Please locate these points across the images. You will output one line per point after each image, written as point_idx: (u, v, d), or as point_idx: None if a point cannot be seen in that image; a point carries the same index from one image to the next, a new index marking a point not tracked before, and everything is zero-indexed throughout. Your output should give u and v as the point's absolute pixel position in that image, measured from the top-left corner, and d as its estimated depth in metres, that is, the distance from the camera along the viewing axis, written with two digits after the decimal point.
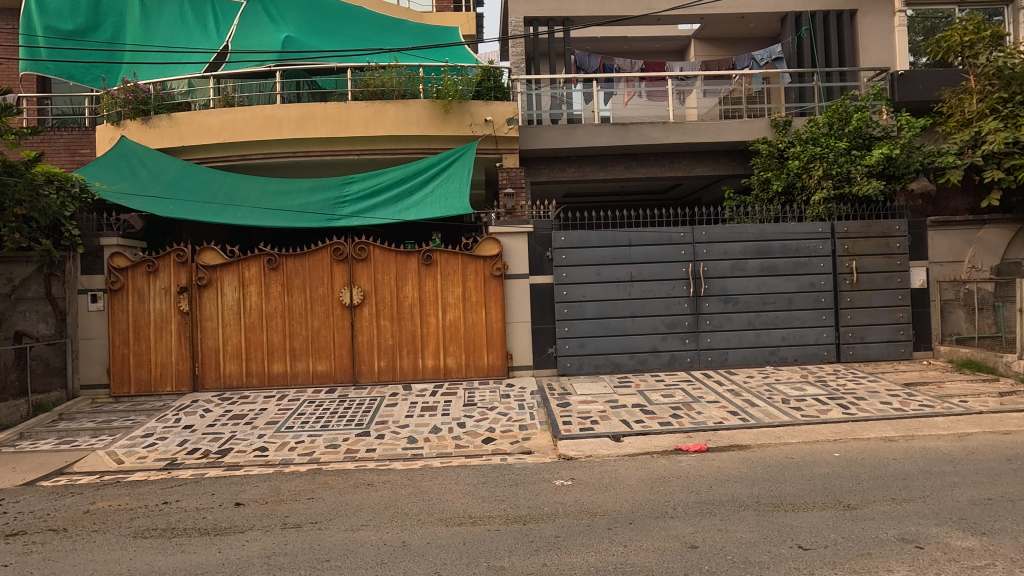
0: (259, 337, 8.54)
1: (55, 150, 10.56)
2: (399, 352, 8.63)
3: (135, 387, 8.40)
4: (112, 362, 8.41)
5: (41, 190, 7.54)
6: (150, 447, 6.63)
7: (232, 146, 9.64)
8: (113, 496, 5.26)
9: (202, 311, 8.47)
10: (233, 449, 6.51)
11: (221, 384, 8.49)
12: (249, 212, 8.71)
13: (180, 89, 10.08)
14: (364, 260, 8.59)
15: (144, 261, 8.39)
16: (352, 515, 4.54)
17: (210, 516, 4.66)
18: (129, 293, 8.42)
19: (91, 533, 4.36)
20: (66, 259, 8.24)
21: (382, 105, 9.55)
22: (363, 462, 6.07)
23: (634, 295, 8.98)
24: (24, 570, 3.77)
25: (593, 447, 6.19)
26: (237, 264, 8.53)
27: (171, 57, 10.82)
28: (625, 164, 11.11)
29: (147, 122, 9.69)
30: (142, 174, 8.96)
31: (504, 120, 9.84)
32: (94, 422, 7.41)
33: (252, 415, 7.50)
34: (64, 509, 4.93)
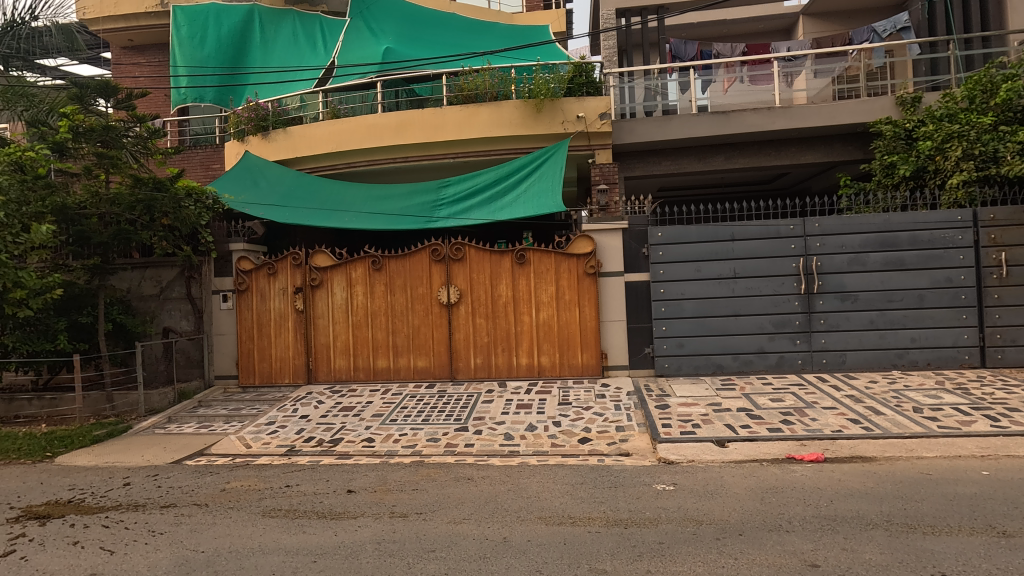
0: (364, 334, 9.07)
1: (192, 166, 11.86)
2: (494, 350, 8.79)
3: (259, 378, 9.24)
4: (240, 355, 9.30)
5: (182, 203, 8.41)
6: (273, 433, 7.28)
7: (338, 156, 10.30)
8: (244, 477, 5.82)
9: (315, 310, 9.15)
10: (343, 438, 6.97)
11: (332, 378, 9.11)
12: (354, 216, 9.22)
13: (293, 105, 10.83)
14: (460, 260, 8.84)
15: (266, 264, 9.21)
16: (454, 508, 4.69)
17: (327, 500, 5.02)
18: (253, 292, 9.28)
19: (228, 510, 4.85)
20: (202, 263, 9.20)
21: (475, 109, 9.77)
22: (462, 457, 6.25)
23: (738, 292, 8.49)
24: (176, 539, 4.26)
25: (696, 452, 5.92)
26: (345, 265, 9.11)
27: (286, 75, 11.74)
28: (726, 154, 10.53)
29: (266, 137, 10.64)
30: (262, 185, 9.84)
31: (597, 116, 9.71)
32: (226, 409, 8.25)
33: (360, 408, 7.98)
34: (205, 487, 5.53)
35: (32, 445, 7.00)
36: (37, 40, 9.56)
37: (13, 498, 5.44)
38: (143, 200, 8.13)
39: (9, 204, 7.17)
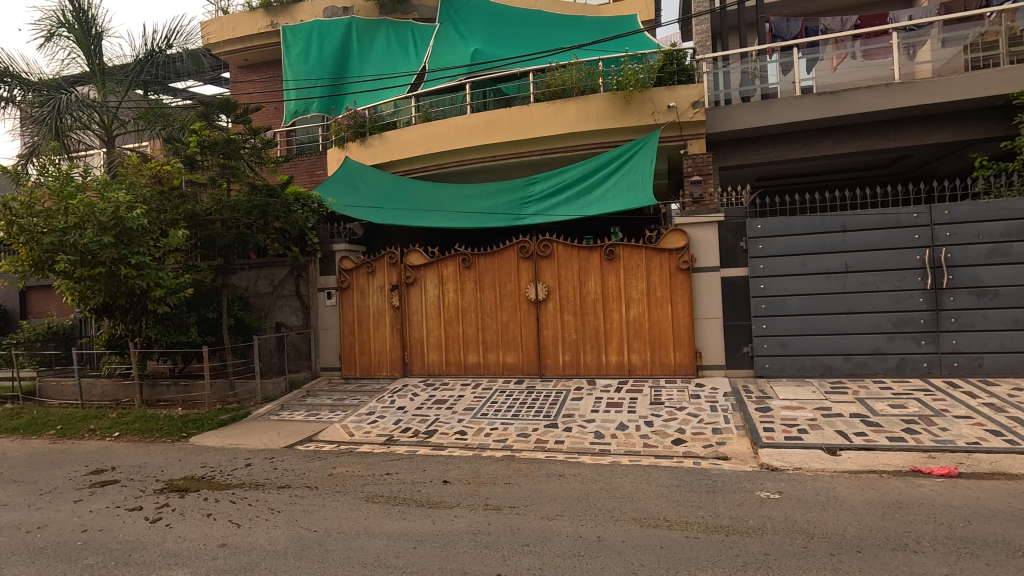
0: (456, 330, 9.34)
1: (299, 172, 12.81)
2: (583, 347, 8.71)
3: (360, 370, 9.80)
4: (342, 349, 9.91)
5: (292, 208, 9.19)
6: (373, 423, 7.70)
7: (429, 157, 10.66)
8: (348, 463, 6.20)
9: (409, 306, 9.56)
10: (438, 430, 7.23)
11: (426, 372, 9.47)
12: (445, 216, 9.51)
13: (388, 111, 11.49)
14: (548, 257, 8.84)
15: (365, 263, 9.74)
16: (547, 504, 4.71)
17: (424, 489, 5.23)
18: (354, 290, 9.86)
19: (336, 493, 5.20)
20: (309, 263, 9.91)
21: (563, 104, 9.72)
22: (553, 453, 6.26)
23: (850, 288, 7.82)
24: (291, 517, 4.63)
25: (803, 459, 5.52)
26: (437, 264, 9.43)
27: (382, 83, 12.35)
28: (835, 138, 9.71)
29: (364, 143, 11.24)
30: (361, 188, 10.41)
31: (689, 104, 9.31)
32: (331, 399, 8.84)
33: (452, 401, 8.24)
34: (315, 471, 5.96)
35: (171, 426, 7.91)
36: (171, 66, 10.69)
37: (158, 471, 6.18)
38: (258, 205, 8.87)
39: (151, 212, 8.31)
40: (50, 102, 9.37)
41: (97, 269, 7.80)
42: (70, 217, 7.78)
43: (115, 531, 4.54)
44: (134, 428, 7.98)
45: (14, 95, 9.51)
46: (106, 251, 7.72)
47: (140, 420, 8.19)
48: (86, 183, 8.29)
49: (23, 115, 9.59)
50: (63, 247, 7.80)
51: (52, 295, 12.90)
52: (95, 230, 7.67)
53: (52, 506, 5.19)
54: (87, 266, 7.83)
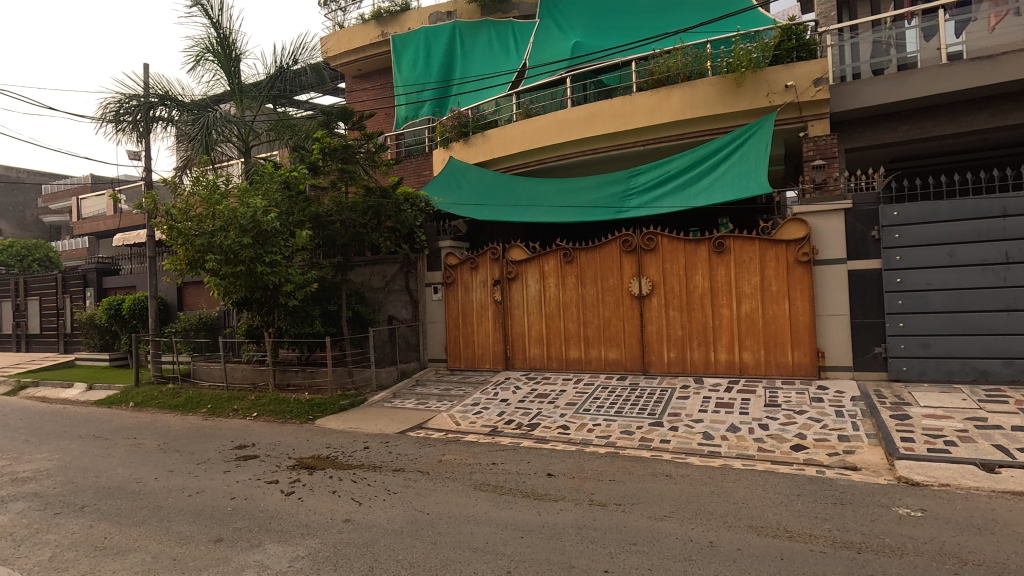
0: (557, 324, 9.36)
1: (408, 174, 13.51)
2: (690, 345, 8.36)
3: (464, 362, 10.15)
4: (448, 342, 10.32)
5: (402, 207, 9.72)
6: (477, 414, 7.95)
7: (530, 152, 10.74)
8: (456, 451, 6.46)
9: (511, 301, 9.75)
10: (540, 423, 7.31)
11: (528, 365, 9.59)
12: (546, 211, 9.56)
13: (490, 110, 11.85)
14: (652, 251, 8.59)
15: (469, 259, 10.07)
16: (654, 504, 4.58)
17: (529, 480, 5.31)
18: (459, 285, 10.22)
19: (446, 479, 5.44)
20: (418, 259, 10.43)
21: (667, 92, 9.36)
22: (658, 452, 6.08)
23: (1012, 282, 6.81)
24: (406, 499, 4.92)
25: (951, 475, 4.89)
26: (538, 259, 9.52)
27: (485, 82, 12.63)
28: (991, 110, 8.46)
29: (467, 142, 11.57)
30: (465, 186, 10.75)
31: (810, 82, 8.56)
32: (439, 389, 9.25)
33: (554, 395, 8.28)
34: (426, 457, 6.28)
35: (299, 409, 8.73)
36: (290, 80, 11.68)
37: (290, 449, 6.84)
38: (372, 206, 9.59)
39: (281, 215, 9.15)
40: (201, 121, 10.65)
41: (238, 267, 8.76)
42: (216, 220, 8.81)
43: (257, 500, 5.09)
44: (269, 409, 8.91)
45: (172, 115, 10.92)
46: (245, 250, 8.65)
47: (273, 402, 9.12)
48: (229, 190, 9.31)
49: (179, 133, 10.99)
50: (211, 248, 8.85)
51: (202, 290, 14.74)
52: (236, 232, 8.63)
53: (207, 475, 5.93)
54: (230, 265, 8.83)
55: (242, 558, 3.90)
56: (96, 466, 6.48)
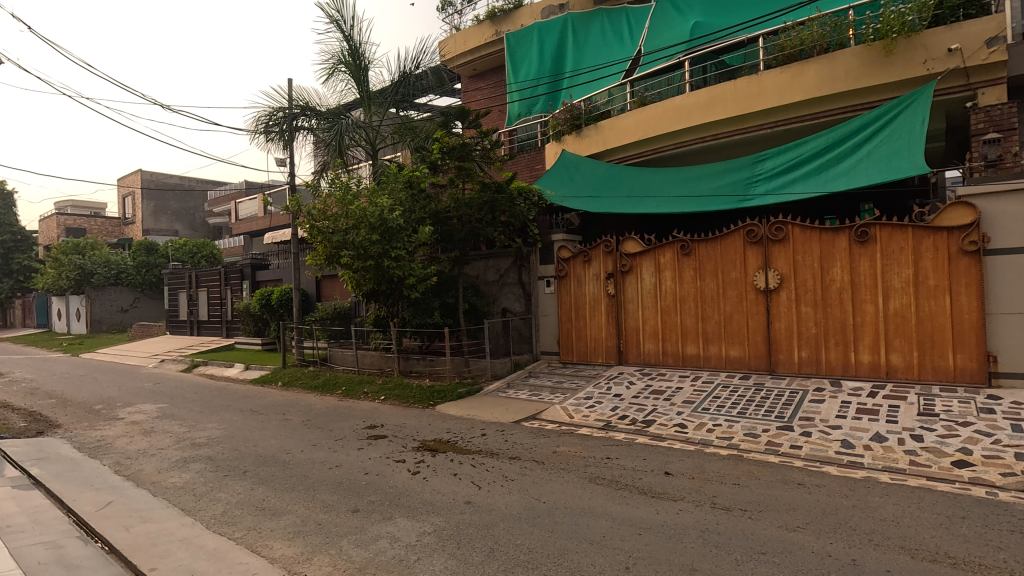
0: (673, 319, 9.03)
1: (521, 169, 13.75)
2: (825, 344, 7.64)
3: (577, 356, 10.14)
4: (561, 335, 10.36)
5: (516, 201, 9.92)
6: (591, 408, 7.90)
7: (645, 142, 10.42)
8: (570, 443, 6.49)
9: (625, 294, 9.57)
10: (656, 420, 7.10)
11: (642, 361, 9.35)
12: (662, 201, 9.24)
13: (602, 100, 11.79)
14: (781, 241, 7.97)
15: (582, 253, 10.03)
16: (786, 513, 4.26)
17: (646, 478, 5.20)
18: (572, 278, 10.22)
19: (561, 470, 5.50)
20: (531, 252, 10.59)
21: (800, 68, 8.59)
22: (788, 458, 5.64)
23: None
24: (523, 486, 5.05)
25: None
26: (654, 251, 9.25)
27: (598, 73, 12.41)
28: None
29: (579, 134, 11.50)
30: (577, 179, 10.72)
31: (981, 44, 7.38)
32: (551, 381, 9.36)
33: (670, 392, 8.01)
34: (541, 447, 6.38)
35: (422, 394, 9.30)
36: (410, 83, 12.31)
37: (414, 432, 7.32)
38: (488, 201, 9.92)
39: (405, 213, 9.77)
40: (336, 128, 11.66)
41: (368, 262, 9.51)
42: (349, 219, 9.60)
43: (387, 477, 5.51)
44: (395, 393, 9.60)
45: (312, 124, 12.05)
46: (374, 246, 9.38)
47: (398, 387, 9.81)
48: (359, 190, 10.09)
49: (318, 140, 12.11)
50: (345, 245, 9.68)
51: (336, 282, 16.23)
52: (366, 229, 9.37)
53: (344, 450, 6.53)
54: (362, 259, 9.60)
55: (376, 528, 4.25)
56: (255, 436, 7.41)
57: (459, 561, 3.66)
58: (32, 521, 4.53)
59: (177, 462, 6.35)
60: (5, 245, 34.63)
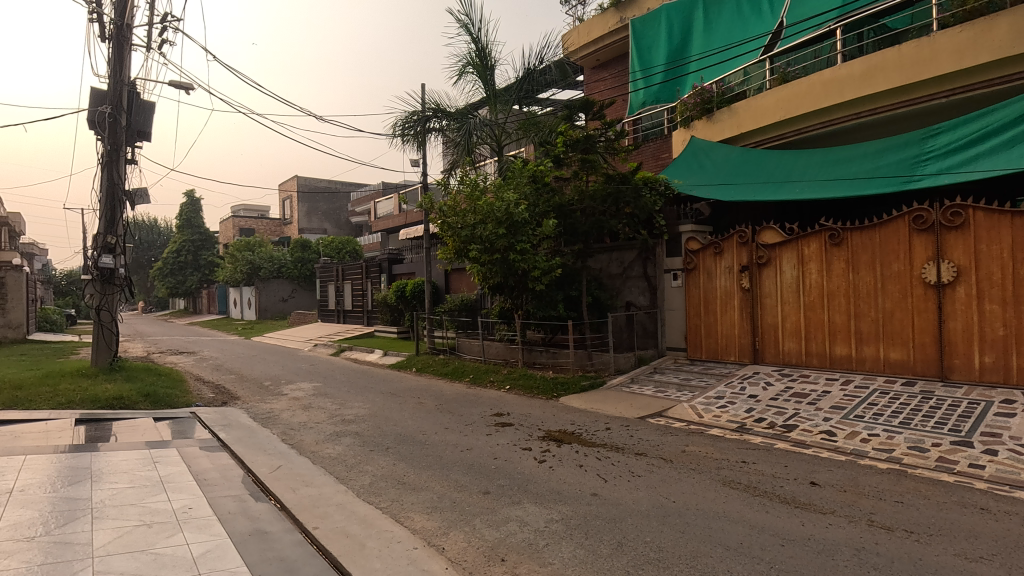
0: (819, 316, 8.23)
1: (646, 159, 13.35)
2: (1016, 348, 6.46)
3: (706, 353, 9.65)
4: (689, 330, 9.92)
5: (642, 193, 9.71)
6: (722, 408, 7.47)
7: (786, 122, 9.59)
8: (700, 443, 6.21)
9: (762, 289, 8.91)
10: (798, 426, 6.53)
11: (781, 361, 8.63)
12: (807, 186, 8.44)
13: (737, 81, 11.31)
14: (958, 228, 6.89)
15: (714, 244, 9.51)
16: (965, 540, 3.70)
17: (788, 486, 4.82)
18: (701, 271, 9.73)
19: (692, 470, 5.28)
20: (657, 245, 10.25)
21: (987, 23, 7.32)
22: (966, 479, 4.88)
23: None
24: (651, 484, 4.93)
25: None
26: (796, 242, 8.50)
27: (730, 52, 11.44)
28: None
29: (710, 119, 10.86)
30: (709, 167, 10.16)
31: None
32: (679, 378, 9.01)
33: (814, 396, 7.30)
34: (669, 445, 6.18)
35: (545, 385, 9.46)
36: (531, 79, 12.46)
37: (539, 421, 7.46)
38: (612, 192, 9.83)
39: (529, 207, 9.99)
40: (464, 127, 12.20)
41: (495, 256, 9.87)
42: (477, 214, 10.01)
43: (515, 463, 5.70)
44: (519, 383, 9.87)
45: (442, 125, 12.65)
46: (501, 240, 9.72)
47: (522, 377, 10.08)
48: (486, 186, 10.48)
49: (448, 140, 12.71)
50: (473, 239, 10.12)
51: (463, 276, 17.05)
52: (493, 224, 9.73)
53: (474, 435, 6.86)
54: (489, 253, 9.98)
55: (506, 511, 4.41)
56: (395, 417, 8.07)
57: (587, 551, 3.67)
58: (222, 477, 5.34)
59: (330, 435, 7.12)
60: (195, 244, 41.10)
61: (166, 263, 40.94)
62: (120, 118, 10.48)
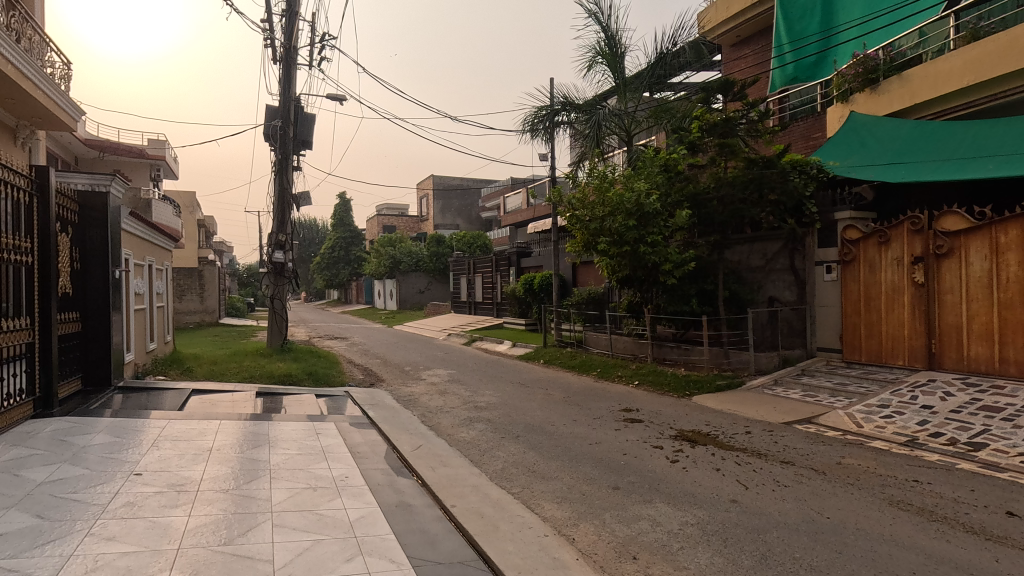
0: (1019, 316, 6.91)
1: (794, 140, 12.16)
2: None
3: (867, 356, 8.58)
4: (845, 330, 8.88)
5: (789, 176, 8.94)
6: (887, 418, 6.57)
7: (977, 88, 8.17)
8: (859, 456, 5.55)
9: (940, 284, 7.69)
10: (988, 445, 5.53)
11: (966, 368, 7.37)
12: (1002, 162, 7.11)
13: (911, 43, 9.81)
14: None
15: (878, 232, 8.40)
16: None
17: (975, 514, 4.11)
18: (861, 263, 8.65)
19: (849, 485, 4.73)
20: (807, 234, 9.31)
21: None
22: None
23: None
24: (800, 496, 4.51)
25: None
26: (989, 228, 7.20)
27: (902, 12, 9.93)
28: None
29: (875, 91, 9.61)
30: (872, 145, 9.01)
31: None
32: (832, 383, 8.11)
33: (1012, 411, 6.13)
34: (821, 455, 5.60)
35: (676, 383, 9.07)
36: (663, 63, 11.94)
37: (671, 420, 7.18)
38: (754, 178, 9.13)
39: (661, 197, 9.64)
40: (593, 118, 12.03)
41: (624, 248, 9.65)
42: (606, 207, 9.86)
43: (646, 460, 5.55)
44: (649, 379, 9.58)
45: (571, 118, 12.60)
46: (631, 232, 9.49)
47: (652, 373, 9.76)
48: (615, 177, 10.26)
49: (576, 132, 12.63)
50: (602, 232, 9.98)
51: (591, 269, 16.95)
52: (623, 215, 9.53)
53: (603, 429, 6.80)
54: (618, 246, 9.79)
55: (637, 509, 4.32)
56: (524, 406, 8.28)
57: (727, 560, 3.47)
58: (372, 451, 5.89)
59: (465, 420, 7.51)
60: (346, 240, 45.60)
61: (323, 257, 45.99)
62: (288, 130, 11.92)
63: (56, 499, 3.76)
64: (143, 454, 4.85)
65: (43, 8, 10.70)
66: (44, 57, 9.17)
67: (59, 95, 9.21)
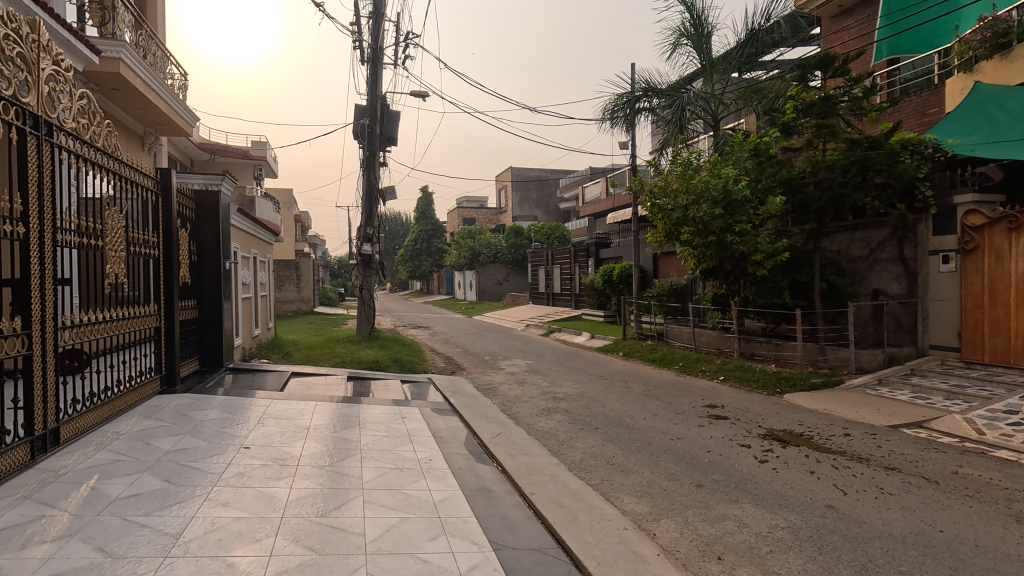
0: None
1: (904, 118, 10.93)
2: None
3: (990, 356, 7.72)
4: (964, 327, 8.02)
5: (898, 157, 8.19)
6: (1016, 425, 5.84)
7: None
8: (981, 466, 4.99)
9: None
10: None
11: None
12: None
13: None
14: None
15: (1006, 217, 7.50)
16: None
17: None
18: (985, 252, 7.76)
19: (968, 498, 4.28)
20: (919, 221, 8.48)
21: None
22: None
23: None
24: (907, 505, 4.14)
25: None
26: None
27: None
28: None
29: (1006, 57, 8.54)
30: (1001, 120, 8.07)
31: None
32: (947, 385, 7.36)
33: None
34: (933, 463, 5.10)
35: (765, 380, 8.62)
36: (754, 39, 11.24)
37: (759, 418, 6.84)
38: (857, 160, 8.46)
39: (750, 182, 9.17)
40: (677, 102, 11.52)
41: (710, 238, 9.27)
42: (690, 195, 9.52)
43: (731, 459, 5.32)
44: (735, 375, 9.18)
45: (653, 104, 12.19)
46: (716, 221, 9.11)
47: (738, 369, 9.33)
48: (700, 163, 9.84)
49: (658, 119, 12.22)
50: (685, 221, 9.65)
51: (673, 260, 16.42)
52: (708, 204, 9.17)
53: (685, 425, 6.60)
54: (703, 235, 9.41)
55: (721, 508, 4.16)
56: (602, 398, 8.21)
57: (822, 568, 3.27)
58: (454, 437, 6.08)
59: (543, 410, 7.57)
60: (428, 233, 47.20)
61: (407, 250, 47.89)
62: (376, 127, 12.50)
63: (181, 466, 4.22)
64: (250, 430, 5.31)
65: (163, 26, 11.89)
66: (166, 70, 10.18)
67: (178, 105, 10.20)
